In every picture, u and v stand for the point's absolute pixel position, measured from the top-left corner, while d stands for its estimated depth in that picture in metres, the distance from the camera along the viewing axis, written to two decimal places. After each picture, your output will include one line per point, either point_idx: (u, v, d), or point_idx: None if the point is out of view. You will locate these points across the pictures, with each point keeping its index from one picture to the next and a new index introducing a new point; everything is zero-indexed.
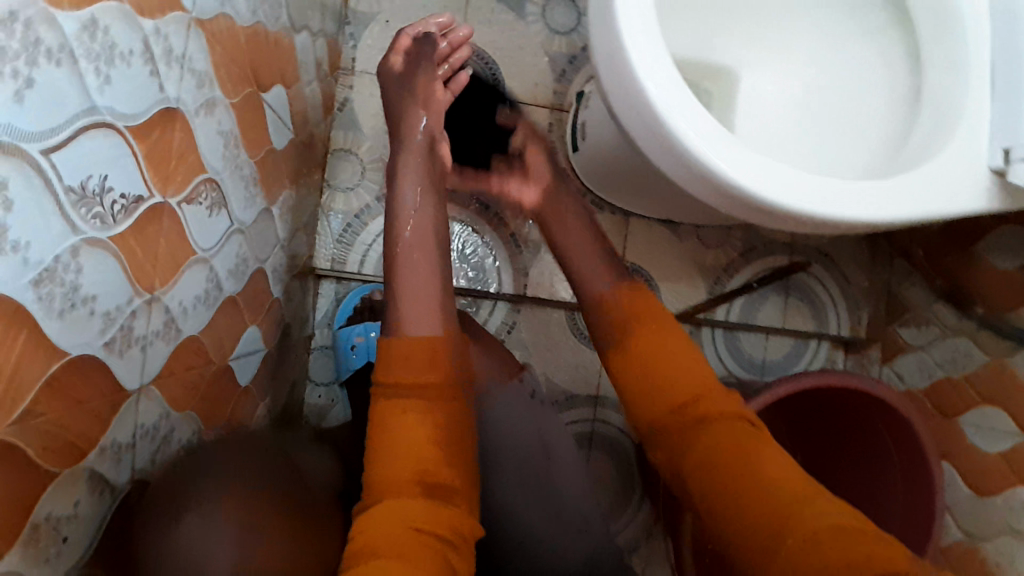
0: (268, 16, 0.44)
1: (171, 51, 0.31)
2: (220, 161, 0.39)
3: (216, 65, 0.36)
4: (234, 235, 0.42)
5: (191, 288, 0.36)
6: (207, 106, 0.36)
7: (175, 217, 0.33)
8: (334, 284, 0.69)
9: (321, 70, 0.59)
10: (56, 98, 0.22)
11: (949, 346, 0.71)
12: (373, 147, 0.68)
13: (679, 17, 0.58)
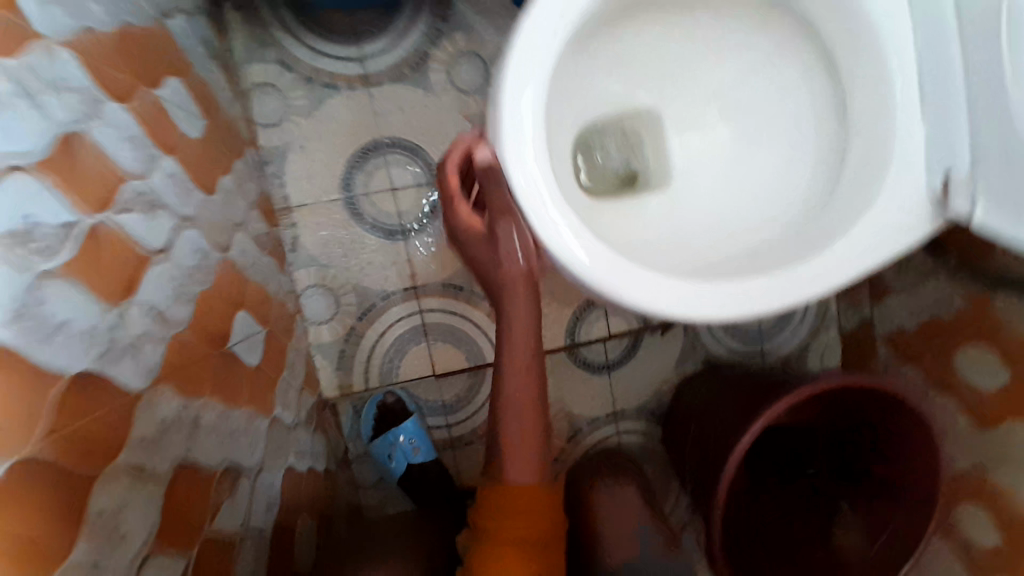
0: (205, 269, 0.46)
1: (149, 438, 0.33)
2: (221, 446, 0.42)
3: (184, 387, 0.38)
4: (254, 482, 0.47)
5: (243, 569, 0.42)
6: (195, 424, 0.39)
7: (210, 542, 0.39)
8: (349, 401, 0.71)
9: (264, 240, 0.60)
10: None
11: (932, 287, 0.73)
12: (337, 271, 0.70)
13: (587, 83, 0.57)
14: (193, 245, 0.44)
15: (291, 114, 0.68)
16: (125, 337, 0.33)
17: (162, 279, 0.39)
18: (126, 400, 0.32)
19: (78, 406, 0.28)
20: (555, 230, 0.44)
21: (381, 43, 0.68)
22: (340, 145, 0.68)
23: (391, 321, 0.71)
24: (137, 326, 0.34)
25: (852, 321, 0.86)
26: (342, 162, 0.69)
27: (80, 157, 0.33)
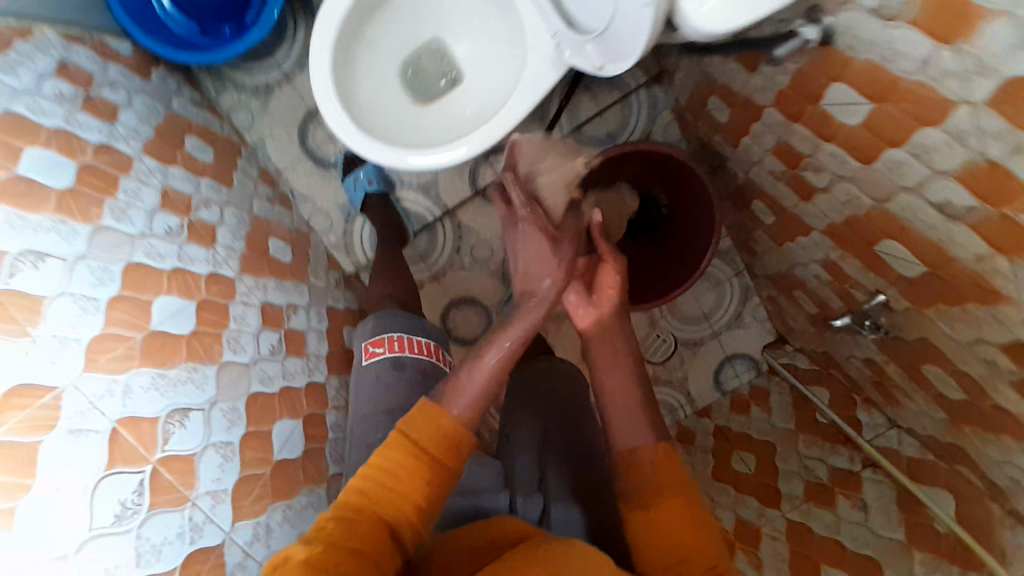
0: (263, 209, 1.01)
1: (240, 300, 0.84)
2: (272, 292, 0.91)
3: (254, 272, 0.90)
4: (307, 309, 0.98)
5: (311, 341, 0.95)
6: (253, 283, 0.89)
7: (288, 330, 0.90)
8: (359, 236, 1.14)
9: (272, 198, 1.05)
10: (170, 280, 0.74)
11: (678, 61, 1.00)
12: (305, 201, 1.12)
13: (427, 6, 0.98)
14: (250, 198, 1.00)
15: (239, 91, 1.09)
16: (213, 260, 0.83)
17: (223, 224, 0.90)
18: (214, 283, 0.81)
19: (203, 285, 0.78)
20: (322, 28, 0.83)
21: (284, 46, 1.06)
22: (290, 111, 1.08)
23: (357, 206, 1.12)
24: (214, 256, 0.84)
25: (674, 103, 1.11)
26: (293, 120, 1.09)
27: (168, 194, 0.82)
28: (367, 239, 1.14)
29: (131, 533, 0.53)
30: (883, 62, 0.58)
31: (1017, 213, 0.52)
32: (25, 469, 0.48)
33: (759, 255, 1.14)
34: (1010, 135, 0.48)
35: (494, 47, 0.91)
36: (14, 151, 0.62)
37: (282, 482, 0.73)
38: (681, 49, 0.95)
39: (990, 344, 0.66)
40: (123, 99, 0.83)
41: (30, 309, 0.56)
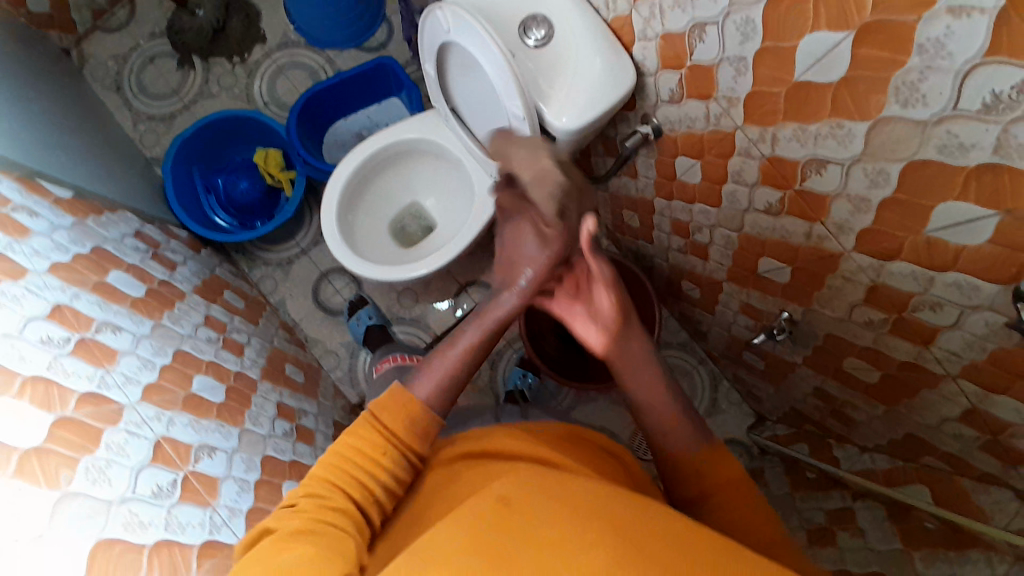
0: (283, 345, 1.24)
1: (261, 395, 1.01)
2: (288, 397, 1.09)
3: (274, 382, 1.09)
4: (318, 417, 1.13)
5: (321, 440, 1.09)
6: (272, 388, 1.06)
7: (301, 426, 1.06)
8: (362, 369, 1.32)
9: (292, 341, 1.28)
10: (208, 369, 0.93)
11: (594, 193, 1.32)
12: (317, 345, 1.34)
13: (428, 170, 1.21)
14: (273, 336, 1.23)
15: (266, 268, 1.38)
16: (241, 365, 1.03)
17: (251, 347, 1.11)
18: (241, 379, 0.99)
19: (232, 377, 0.97)
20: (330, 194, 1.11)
21: (302, 232, 1.38)
22: (304, 276, 1.37)
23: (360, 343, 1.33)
24: (242, 363, 1.04)
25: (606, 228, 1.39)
26: (307, 282, 1.37)
27: (209, 319, 1.05)
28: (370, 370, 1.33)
29: (162, 507, 0.67)
30: (689, 128, 0.86)
31: (802, 185, 0.74)
32: (91, 438, 0.64)
33: (707, 334, 1.31)
34: (764, 130, 0.74)
35: (457, 208, 1.20)
36: (104, 271, 0.88)
37: None
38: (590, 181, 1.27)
39: (859, 305, 0.81)
40: (179, 261, 1.12)
41: (107, 354, 0.75)
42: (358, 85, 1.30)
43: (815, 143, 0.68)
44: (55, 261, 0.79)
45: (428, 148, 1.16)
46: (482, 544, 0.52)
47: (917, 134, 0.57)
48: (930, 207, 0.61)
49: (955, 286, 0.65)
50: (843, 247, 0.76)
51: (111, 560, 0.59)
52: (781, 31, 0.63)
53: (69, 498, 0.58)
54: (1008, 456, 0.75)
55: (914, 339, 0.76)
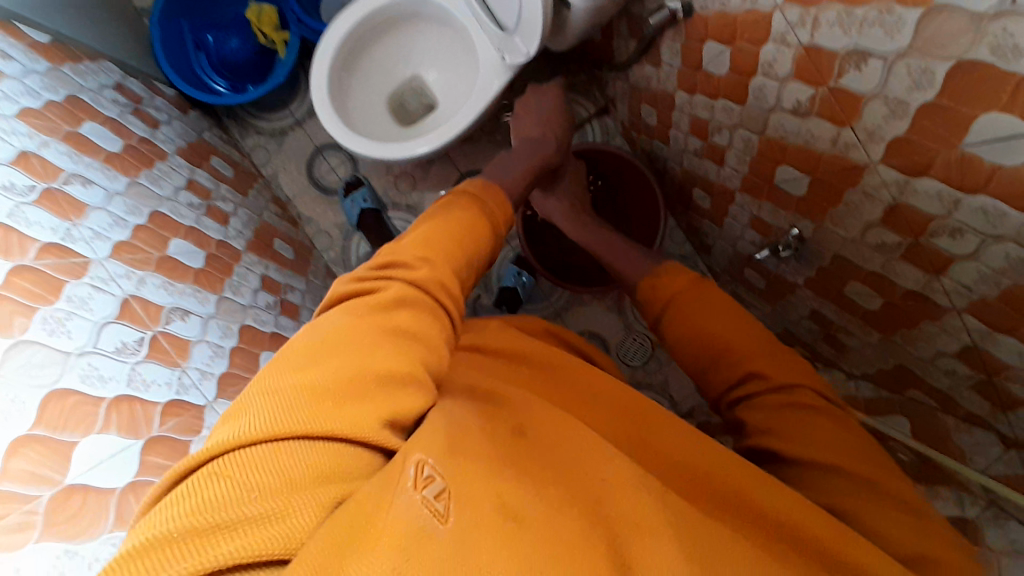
0: (273, 218, 1.21)
1: (245, 266, 1.00)
2: (274, 271, 1.08)
3: (261, 254, 1.07)
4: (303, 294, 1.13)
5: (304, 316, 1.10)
6: (256, 260, 1.05)
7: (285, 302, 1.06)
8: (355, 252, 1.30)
9: (281, 214, 1.25)
10: (185, 232, 0.90)
11: (613, 87, 1.21)
12: (310, 223, 1.31)
13: (423, 38, 1.11)
14: (262, 207, 1.20)
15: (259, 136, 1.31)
16: (226, 233, 1.01)
17: (237, 216, 1.08)
18: (224, 247, 0.98)
19: (213, 245, 0.95)
20: (318, 63, 1.03)
21: (299, 100, 1.30)
22: (300, 149, 1.31)
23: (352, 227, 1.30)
24: (227, 231, 1.02)
25: (620, 125, 1.30)
26: (302, 157, 1.31)
27: (194, 183, 1.02)
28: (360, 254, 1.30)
29: (127, 363, 0.66)
30: (722, 7, 0.76)
31: (837, 82, 0.66)
32: (53, 289, 0.62)
33: (712, 247, 1.26)
34: (804, 12, 0.64)
35: (460, 84, 1.10)
36: (75, 120, 0.83)
37: None
38: (608, 72, 1.17)
39: (874, 226, 0.75)
40: (163, 118, 1.06)
41: (74, 207, 0.72)
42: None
43: (859, 32, 0.59)
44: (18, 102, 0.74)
45: (433, 13, 1.05)
46: (504, 475, 0.47)
47: (972, 28, 0.49)
48: (971, 117, 0.54)
49: (981, 211, 0.59)
50: (869, 158, 0.68)
51: (65, 410, 0.57)
52: None
53: (20, 346, 0.56)
54: (995, 397, 0.72)
55: (927, 268, 0.71)
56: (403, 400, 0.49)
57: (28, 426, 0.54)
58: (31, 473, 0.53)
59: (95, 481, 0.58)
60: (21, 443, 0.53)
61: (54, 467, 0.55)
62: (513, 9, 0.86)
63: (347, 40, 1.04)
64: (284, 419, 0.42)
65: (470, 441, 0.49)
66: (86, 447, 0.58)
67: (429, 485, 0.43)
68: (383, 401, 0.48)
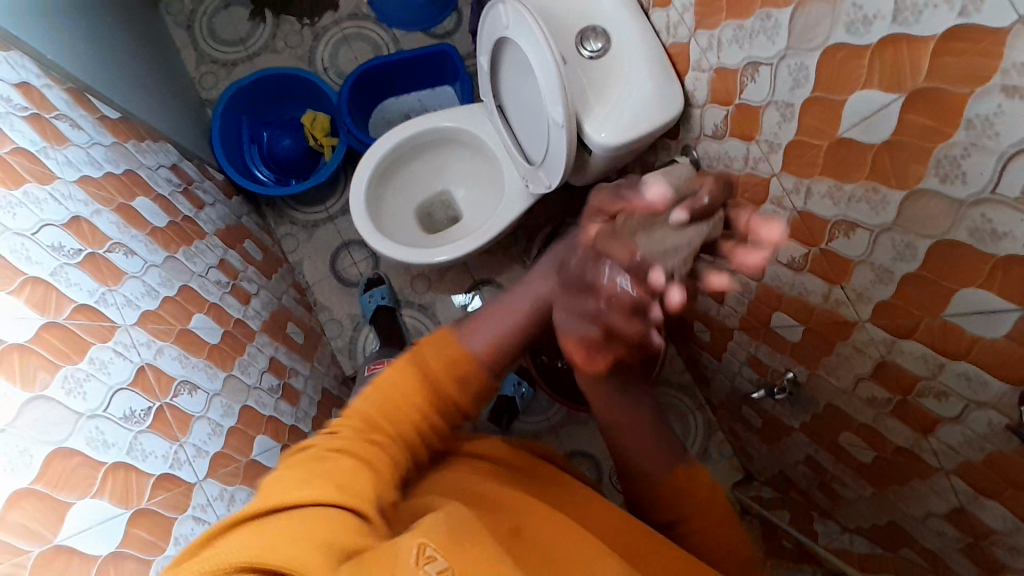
0: (290, 303, 1.26)
1: (259, 346, 1.04)
2: (284, 355, 1.11)
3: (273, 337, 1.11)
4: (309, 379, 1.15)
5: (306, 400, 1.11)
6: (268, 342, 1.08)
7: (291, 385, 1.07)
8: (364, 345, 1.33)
9: (299, 301, 1.30)
10: (208, 309, 0.95)
11: None
12: (325, 313, 1.36)
13: (457, 161, 1.22)
14: (281, 291, 1.25)
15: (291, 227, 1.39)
16: (246, 314, 1.06)
17: (258, 298, 1.13)
18: (241, 326, 1.02)
19: (231, 323, 0.99)
20: (361, 170, 1.12)
21: (333, 199, 1.40)
22: (327, 243, 1.39)
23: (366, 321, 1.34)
24: (246, 312, 1.06)
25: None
26: (328, 251, 1.38)
27: (224, 263, 1.08)
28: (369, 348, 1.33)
29: (131, 433, 0.66)
30: (727, 167, 0.85)
31: (828, 245, 0.72)
32: (79, 350, 0.65)
33: (711, 380, 1.28)
34: (799, 181, 0.72)
35: (485, 204, 1.19)
36: (131, 196, 0.90)
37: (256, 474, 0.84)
38: None
39: (864, 379, 0.78)
40: (207, 200, 1.14)
41: (114, 273, 0.77)
42: (413, 67, 1.32)
43: (848, 203, 0.66)
44: (86, 177, 0.82)
45: (469, 141, 1.16)
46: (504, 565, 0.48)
47: (951, 212, 0.55)
48: (953, 291, 0.59)
49: (964, 376, 0.63)
50: (859, 315, 0.73)
51: (64, 472, 0.57)
52: (831, 84, 0.61)
53: (40, 402, 0.57)
54: (986, 566, 0.71)
55: (915, 426, 0.73)
56: (363, 484, 0.55)
57: (29, 481, 0.53)
58: (27, 528, 0.52)
59: (85, 545, 0.57)
60: (20, 496, 0.52)
61: (48, 525, 0.54)
62: (541, 147, 0.95)
63: (390, 153, 1.15)
64: (274, 493, 0.52)
65: (465, 532, 0.50)
66: (83, 508, 0.58)
67: (430, 565, 0.46)
68: (349, 481, 0.54)
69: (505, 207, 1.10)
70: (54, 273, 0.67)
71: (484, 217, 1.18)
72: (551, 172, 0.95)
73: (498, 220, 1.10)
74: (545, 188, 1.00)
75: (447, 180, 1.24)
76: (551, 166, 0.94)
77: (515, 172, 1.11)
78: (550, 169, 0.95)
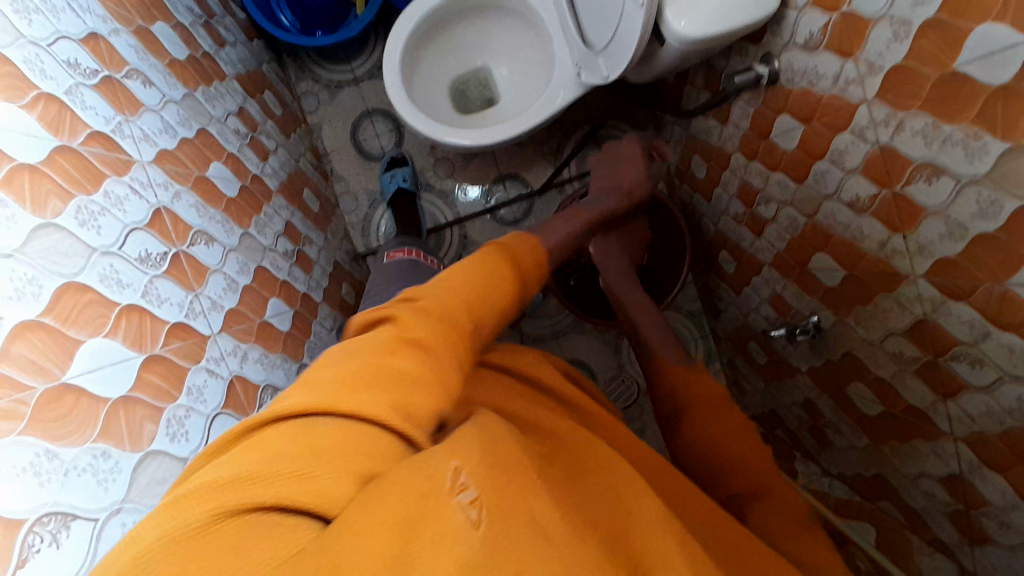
0: (307, 166, 1.20)
1: (275, 206, 0.99)
2: (299, 220, 1.07)
3: (289, 200, 1.06)
4: (321, 249, 1.12)
5: (318, 270, 1.08)
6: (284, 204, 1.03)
7: (304, 251, 1.04)
8: (378, 223, 1.30)
9: (316, 167, 1.24)
10: (226, 159, 0.89)
11: (669, 133, 1.22)
12: (341, 183, 1.30)
13: (502, 35, 1.11)
14: (298, 152, 1.18)
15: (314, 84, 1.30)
16: (264, 171, 1.00)
17: (275, 155, 1.07)
18: (258, 183, 0.96)
19: (248, 178, 0.94)
20: (399, 28, 1.02)
21: (362, 60, 1.29)
22: (351, 108, 1.30)
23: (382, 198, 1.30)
24: (263, 168, 1.00)
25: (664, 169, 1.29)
26: (351, 116, 1.30)
27: (244, 113, 1.01)
28: (383, 227, 1.30)
29: (145, 274, 0.63)
30: (810, 87, 0.77)
31: (903, 188, 0.67)
32: (92, 179, 0.60)
33: (722, 312, 1.26)
34: (893, 115, 0.65)
35: (527, 90, 1.11)
36: (150, 19, 0.81)
37: (264, 336, 0.83)
38: (670, 118, 1.17)
39: (895, 335, 0.76)
40: (229, 39, 1.04)
41: (131, 102, 0.71)
42: None
43: (941, 147, 0.60)
44: None
45: (521, 14, 1.05)
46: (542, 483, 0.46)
47: None
48: None
49: (1008, 349, 0.60)
50: (913, 269, 0.69)
51: (78, 306, 0.54)
52: (962, 7, 0.53)
53: (51, 228, 0.53)
54: (969, 531, 0.73)
55: (937, 389, 0.72)
56: (417, 394, 0.47)
57: (36, 313, 0.49)
58: (31, 362, 0.48)
59: (93, 387, 0.53)
60: (26, 327, 0.48)
61: (53, 361, 0.50)
62: (607, 32, 0.86)
63: (433, 13, 1.04)
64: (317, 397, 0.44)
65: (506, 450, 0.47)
66: (90, 350, 0.54)
67: (463, 493, 0.40)
68: (403, 394, 0.46)
69: (550, 94, 1.02)
70: (68, 92, 0.61)
71: (523, 103, 1.10)
72: (614, 63, 0.86)
73: (540, 107, 1.02)
74: (602, 81, 0.91)
75: (488, 56, 1.14)
76: (615, 56, 0.85)
77: (568, 56, 1.01)
78: (614, 59, 0.86)
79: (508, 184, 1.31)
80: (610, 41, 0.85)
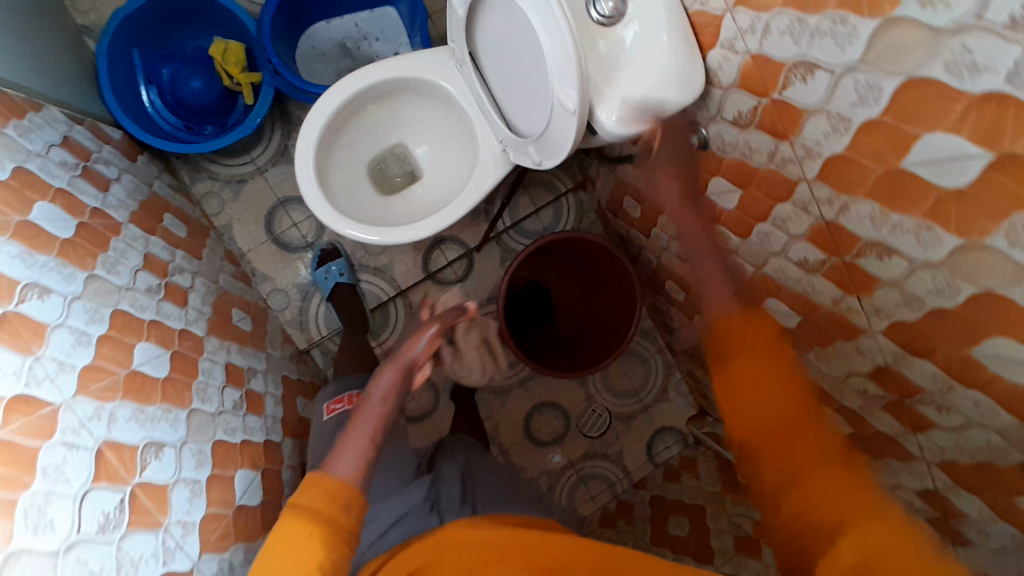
0: (228, 282, 1.09)
1: (212, 355, 0.91)
2: (238, 355, 0.98)
3: (223, 337, 0.97)
4: (265, 373, 1.04)
5: (271, 402, 1.01)
6: (220, 345, 0.95)
7: (252, 391, 0.97)
8: (314, 313, 1.22)
9: (236, 277, 1.13)
10: (148, 332, 0.80)
11: (596, 172, 1.21)
12: (266, 282, 1.21)
13: (414, 113, 1.05)
14: (216, 271, 1.08)
15: (214, 185, 1.19)
16: (190, 320, 0.91)
17: (195, 291, 0.97)
18: (188, 338, 0.88)
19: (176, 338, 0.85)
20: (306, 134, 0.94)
21: (261, 148, 1.20)
22: (259, 202, 1.20)
23: (315, 289, 1.22)
24: (187, 317, 0.91)
25: (596, 204, 1.29)
26: (261, 210, 1.20)
27: (151, 260, 0.90)
28: (321, 318, 1.22)
29: (112, 544, 0.59)
30: (744, 157, 0.78)
31: (853, 259, 0.70)
32: (26, 467, 0.53)
33: (676, 331, 1.30)
34: (837, 199, 0.68)
35: (453, 165, 1.06)
36: (25, 206, 0.70)
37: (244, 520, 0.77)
38: (597, 161, 1.16)
39: (858, 375, 0.81)
40: (112, 174, 0.92)
41: (36, 332, 0.62)
42: None
43: (890, 232, 0.63)
44: None
45: (432, 91, 0.99)
46: None
47: (1012, 274, 0.53)
48: (986, 334, 0.59)
49: (974, 402, 0.65)
50: (871, 326, 0.74)
51: None
52: (907, 115, 0.54)
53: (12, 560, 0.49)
54: None
55: (905, 422, 0.78)
56: None
57: None
58: None
59: None
60: None
61: None
62: (534, 122, 0.83)
63: (337, 108, 0.96)
64: None
65: None
66: None
67: None
68: None
69: (478, 175, 0.98)
70: None
71: (453, 180, 1.05)
72: (548, 152, 0.83)
73: (473, 189, 0.97)
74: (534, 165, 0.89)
75: (402, 134, 1.07)
76: (546, 149, 0.83)
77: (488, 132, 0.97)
78: (546, 153, 0.84)
79: (443, 247, 1.27)
80: (539, 132, 0.83)
